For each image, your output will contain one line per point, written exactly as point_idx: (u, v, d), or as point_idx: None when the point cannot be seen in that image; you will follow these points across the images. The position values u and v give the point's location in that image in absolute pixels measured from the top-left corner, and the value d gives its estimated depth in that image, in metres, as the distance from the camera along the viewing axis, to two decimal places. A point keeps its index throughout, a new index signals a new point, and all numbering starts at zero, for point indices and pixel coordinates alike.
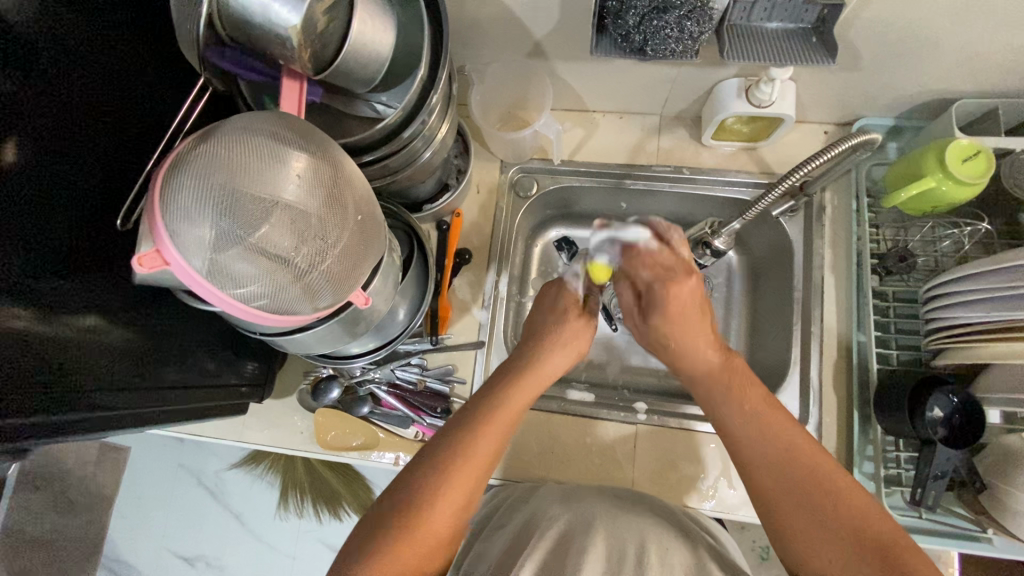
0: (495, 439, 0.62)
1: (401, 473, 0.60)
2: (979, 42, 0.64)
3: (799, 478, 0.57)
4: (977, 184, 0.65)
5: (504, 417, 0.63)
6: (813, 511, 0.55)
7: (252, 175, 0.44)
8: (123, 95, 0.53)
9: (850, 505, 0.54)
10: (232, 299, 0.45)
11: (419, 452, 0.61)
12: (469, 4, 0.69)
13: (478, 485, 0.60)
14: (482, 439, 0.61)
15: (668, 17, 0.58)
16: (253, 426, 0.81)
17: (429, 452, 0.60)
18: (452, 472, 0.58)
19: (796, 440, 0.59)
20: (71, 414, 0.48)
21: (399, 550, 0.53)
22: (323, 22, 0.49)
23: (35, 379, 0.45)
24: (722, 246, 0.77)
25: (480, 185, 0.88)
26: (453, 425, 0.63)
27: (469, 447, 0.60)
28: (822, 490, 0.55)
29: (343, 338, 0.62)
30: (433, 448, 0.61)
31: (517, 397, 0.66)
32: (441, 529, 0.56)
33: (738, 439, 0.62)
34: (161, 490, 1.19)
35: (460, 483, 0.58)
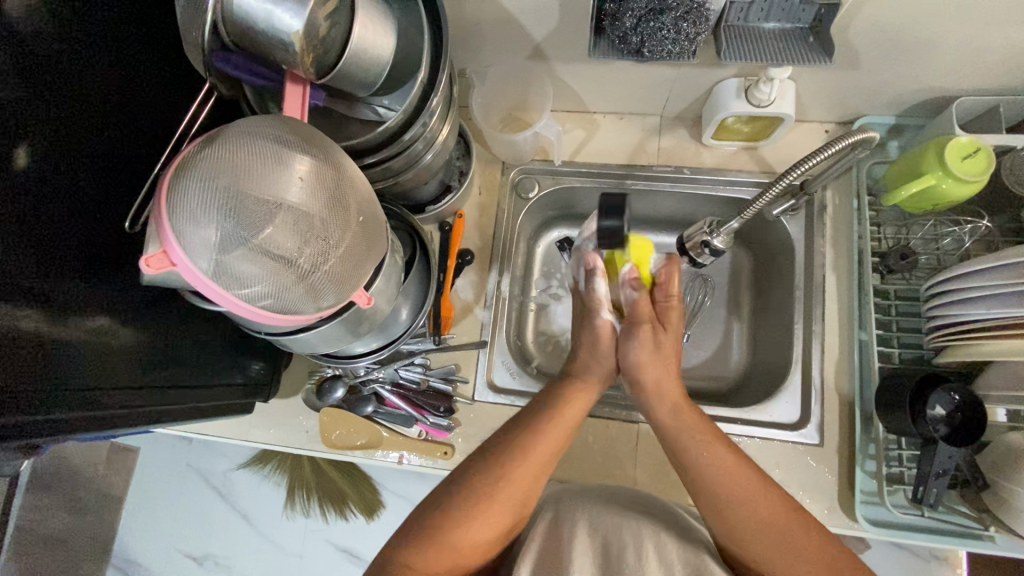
0: (552, 444, 0.64)
1: (456, 470, 0.63)
2: (979, 39, 0.64)
3: (768, 523, 0.58)
4: (979, 182, 0.65)
5: (561, 426, 0.66)
6: (781, 553, 0.57)
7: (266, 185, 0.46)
8: (128, 100, 0.54)
9: (813, 555, 0.56)
10: (237, 300, 0.46)
11: (474, 452, 0.64)
12: (469, 8, 0.70)
13: (530, 490, 0.62)
14: (542, 441, 0.64)
15: (664, 18, 0.59)
16: (259, 426, 0.82)
17: (486, 449, 0.63)
18: (509, 470, 0.61)
19: (767, 489, 0.60)
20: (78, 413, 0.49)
21: (450, 543, 0.57)
22: (325, 27, 0.50)
23: (41, 378, 0.46)
24: (720, 244, 0.76)
25: (482, 187, 0.89)
26: (513, 430, 0.65)
27: (526, 449, 0.62)
28: (787, 542, 0.57)
29: (347, 337, 0.63)
30: (489, 445, 0.64)
31: (574, 403, 0.68)
32: (496, 523, 0.59)
33: (714, 496, 0.61)
34: (169, 490, 1.21)
35: (516, 480, 0.61)
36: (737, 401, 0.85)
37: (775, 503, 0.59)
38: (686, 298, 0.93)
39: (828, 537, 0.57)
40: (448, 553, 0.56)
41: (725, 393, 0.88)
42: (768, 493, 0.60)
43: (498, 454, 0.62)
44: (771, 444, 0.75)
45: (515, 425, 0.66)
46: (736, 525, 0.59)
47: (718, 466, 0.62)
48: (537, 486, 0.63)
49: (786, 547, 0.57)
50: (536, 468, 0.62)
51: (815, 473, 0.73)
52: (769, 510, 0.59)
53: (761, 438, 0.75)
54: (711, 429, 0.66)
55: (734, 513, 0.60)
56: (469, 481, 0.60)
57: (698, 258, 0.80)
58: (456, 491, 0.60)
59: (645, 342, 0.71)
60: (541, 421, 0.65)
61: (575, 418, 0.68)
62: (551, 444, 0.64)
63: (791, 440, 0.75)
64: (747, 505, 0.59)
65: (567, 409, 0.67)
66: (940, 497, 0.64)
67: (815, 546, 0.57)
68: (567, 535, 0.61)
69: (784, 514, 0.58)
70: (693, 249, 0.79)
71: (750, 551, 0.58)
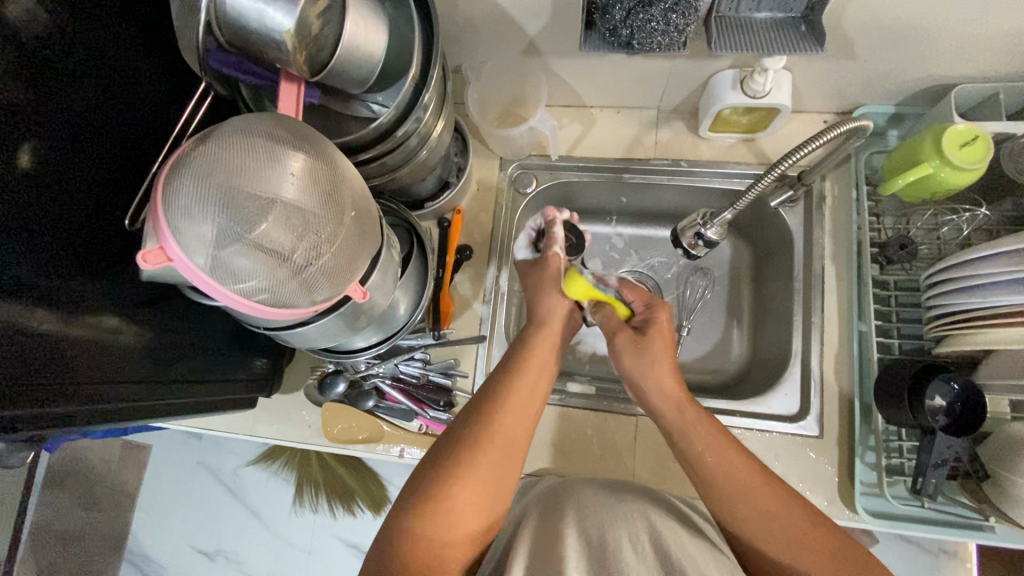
0: (528, 391, 0.67)
1: (440, 440, 0.63)
2: (976, 24, 0.63)
3: (766, 509, 0.59)
4: (977, 170, 0.64)
5: (535, 370, 0.69)
6: (781, 542, 0.57)
7: (268, 156, 0.47)
8: (128, 101, 0.56)
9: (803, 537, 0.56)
10: (232, 294, 0.47)
11: (459, 415, 0.65)
12: (462, 5, 0.70)
13: (516, 448, 0.63)
14: (522, 387, 0.66)
15: (653, 10, 0.57)
16: (264, 421, 0.83)
17: (471, 409, 0.65)
18: (494, 420, 0.63)
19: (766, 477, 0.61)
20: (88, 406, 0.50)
21: (445, 522, 0.56)
22: (317, 25, 0.51)
23: (50, 371, 0.47)
24: (713, 236, 0.76)
25: (480, 182, 0.90)
26: (490, 385, 0.67)
27: (507, 399, 0.65)
28: (784, 528, 0.57)
29: (344, 332, 0.64)
30: (473, 406, 0.65)
31: (544, 347, 0.72)
32: (491, 484, 0.60)
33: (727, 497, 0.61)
34: (180, 488, 1.23)
35: (500, 433, 0.62)
36: (738, 394, 0.85)
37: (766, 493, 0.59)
38: (687, 292, 0.93)
39: (827, 530, 0.57)
40: (442, 526, 0.56)
41: (726, 386, 0.88)
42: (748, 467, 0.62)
43: (483, 411, 0.64)
44: (770, 436, 0.74)
45: (493, 383, 0.67)
46: (749, 520, 0.59)
47: (734, 471, 0.62)
48: (521, 437, 0.64)
49: (780, 533, 0.57)
50: (519, 415, 0.65)
51: (815, 465, 0.73)
52: (752, 481, 0.61)
53: (761, 430, 0.75)
54: (695, 409, 0.68)
55: (734, 500, 0.60)
56: (460, 443, 0.61)
57: (692, 249, 0.81)
58: (446, 457, 0.60)
59: (625, 349, 0.75)
60: (516, 371, 0.68)
61: (548, 365, 0.71)
62: (526, 391, 0.66)
63: (791, 432, 0.75)
64: (727, 472, 0.62)
65: (534, 358, 0.70)
66: (939, 488, 0.64)
67: (807, 535, 0.56)
68: (560, 526, 0.61)
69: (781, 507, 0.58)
70: (687, 240, 0.79)
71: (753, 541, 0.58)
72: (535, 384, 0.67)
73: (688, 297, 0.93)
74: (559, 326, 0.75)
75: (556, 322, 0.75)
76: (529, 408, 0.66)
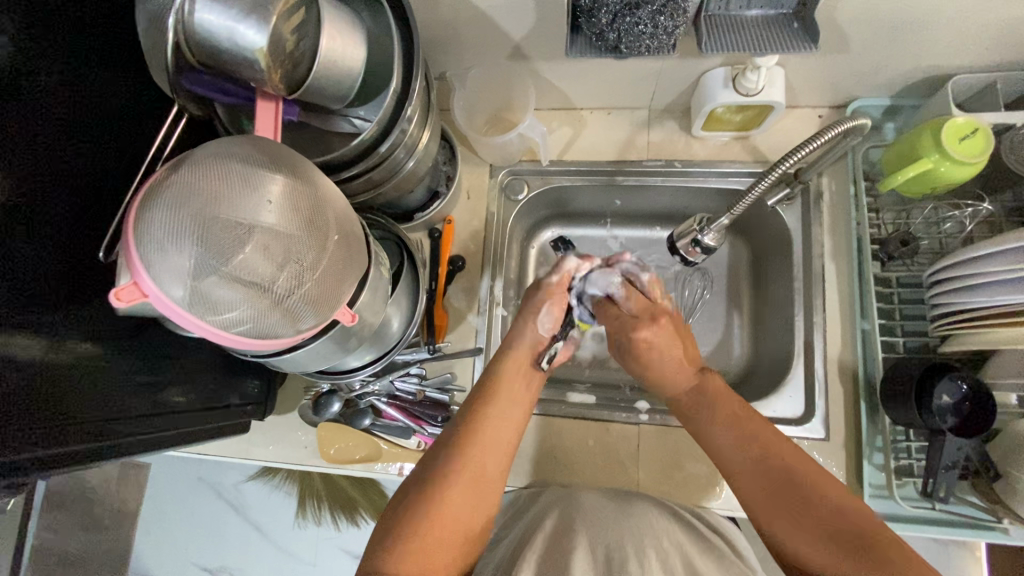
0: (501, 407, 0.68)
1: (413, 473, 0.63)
2: (973, 11, 0.61)
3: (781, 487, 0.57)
4: (978, 164, 0.62)
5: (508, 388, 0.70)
6: (802, 523, 0.55)
7: (246, 179, 0.45)
8: (98, 126, 0.53)
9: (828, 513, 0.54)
10: (213, 327, 0.45)
11: (427, 453, 0.64)
12: (444, 11, 0.68)
13: (495, 461, 0.64)
14: (487, 416, 0.66)
15: (641, 12, 0.54)
16: (258, 443, 0.81)
17: (440, 441, 0.65)
18: (460, 451, 0.62)
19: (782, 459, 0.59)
20: (84, 444, 0.48)
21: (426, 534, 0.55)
22: (292, 40, 0.50)
23: (39, 411, 0.45)
24: (712, 242, 0.75)
25: (470, 190, 0.88)
26: (457, 419, 0.67)
27: (481, 418, 0.66)
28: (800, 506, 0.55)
29: (335, 354, 0.62)
30: (443, 438, 0.65)
31: (512, 375, 0.71)
32: (466, 508, 0.59)
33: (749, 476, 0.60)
34: (180, 505, 1.21)
35: (473, 450, 0.63)
36: (741, 395, 0.83)
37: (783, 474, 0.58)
38: (685, 293, 0.91)
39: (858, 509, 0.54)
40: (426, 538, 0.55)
41: (729, 387, 0.86)
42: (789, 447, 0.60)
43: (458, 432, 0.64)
44: None
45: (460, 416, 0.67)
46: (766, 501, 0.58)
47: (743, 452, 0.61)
48: (499, 456, 0.65)
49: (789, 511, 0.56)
50: (490, 439, 0.65)
51: (822, 468, 0.72)
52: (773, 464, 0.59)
53: None
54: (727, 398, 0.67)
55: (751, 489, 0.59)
56: (428, 474, 0.61)
57: (689, 256, 0.79)
58: (414, 493, 0.59)
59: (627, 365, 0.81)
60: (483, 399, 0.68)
61: (518, 394, 0.70)
62: (500, 408, 0.67)
63: (797, 436, 0.73)
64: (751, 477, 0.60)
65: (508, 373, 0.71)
66: (951, 490, 0.62)
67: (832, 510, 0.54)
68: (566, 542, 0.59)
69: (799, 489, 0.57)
70: (685, 248, 0.77)
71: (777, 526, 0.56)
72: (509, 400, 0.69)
73: (687, 299, 0.91)
74: (525, 355, 0.73)
75: (519, 354, 0.72)
76: (505, 424, 0.67)
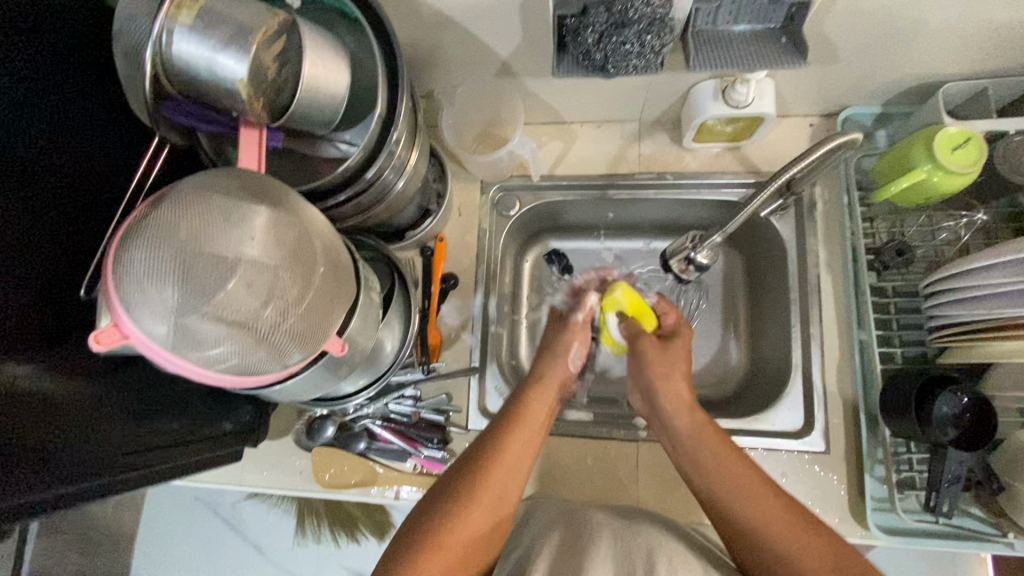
0: (524, 433, 0.66)
1: (434, 489, 0.62)
2: (962, 19, 0.61)
3: (769, 517, 0.56)
4: (971, 173, 0.61)
5: (533, 413, 0.68)
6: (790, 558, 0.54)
7: (228, 214, 0.44)
8: (79, 161, 0.53)
9: (816, 550, 0.54)
10: (195, 367, 0.44)
11: (446, 475, 0.63)
12: (430, 32, 0.68)
13: (513, 487, 0.62)
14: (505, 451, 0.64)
15: (627, 33, 0.53)
16: (252, 469, 0.80)
17: (464, 461, 0.64)
18: (474, 489, 0.60)
19: (763, 492, 0.58)
20: (70, 486, 0.47)
21: (439, 557, 0.55)
22: (274, 68, 0.49)
23: (30, 453, 0.45)
24: (704, 259, 0.73)
25: (461, 207, 0.87)
26: (481, 439, 0.66)
27: (505, 441, 0.64)
28: (788, 539, 0.55)
29: (327, 382, 0.61)
30: (468, 457, 0.64)
31: (538, 400, 0.70)
32: (482, 532, 0.58)
33: (728, 505, 0.59)
34: (177, 526, 1.17)
35: (497, 475, 0.62)
36: (740, 408, 0.83)
37: (770, 507, 0.57)
38: (680, 304, 0.90)
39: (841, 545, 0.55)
40: (438, 564, 0.55)
41: (727, 399, 0.85)
42: (747, 469, 0.60)
43: (484, 455, 0.63)
44: (775, 455, 0.72)
45: (476, 449, 0.64)
46: (753, 529, 0.56)
47: (725, 474, 0.60)
48: (518, 479, 0.63)
49: (775, 541, 0.55)
50: (514, 463, 0.63)
51: (824, 481, 0.71)
52: (756, 495, 0.58)
53: (766, 450, 0.73)
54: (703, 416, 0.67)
55: (732, 512, 0.58)
56: (451, 494, 0.60)
57: (682, 273, 0.77)
58: (424, 529, 0.57)
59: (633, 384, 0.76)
60: (512, 420, 0.67)
61: (542, 419, 0.69)
62: (528, 430, 0.66)
63: (797, 450, 0.72)
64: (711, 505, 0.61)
65: (535, 397, 0.70)
66: (955, 504, 0.62)
67: (816, 548, 0.54)
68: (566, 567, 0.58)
69: (783, 523, 0.56)
70: (676, 264, 0.76)
71: (764, 553, 0.55)
72: (535, 425, 0.67)
73: (683, 310, 0.91)
74: (559, 376, 0.74)
75: (552, 379, 0.72)
76: (529, 450, 0.65)
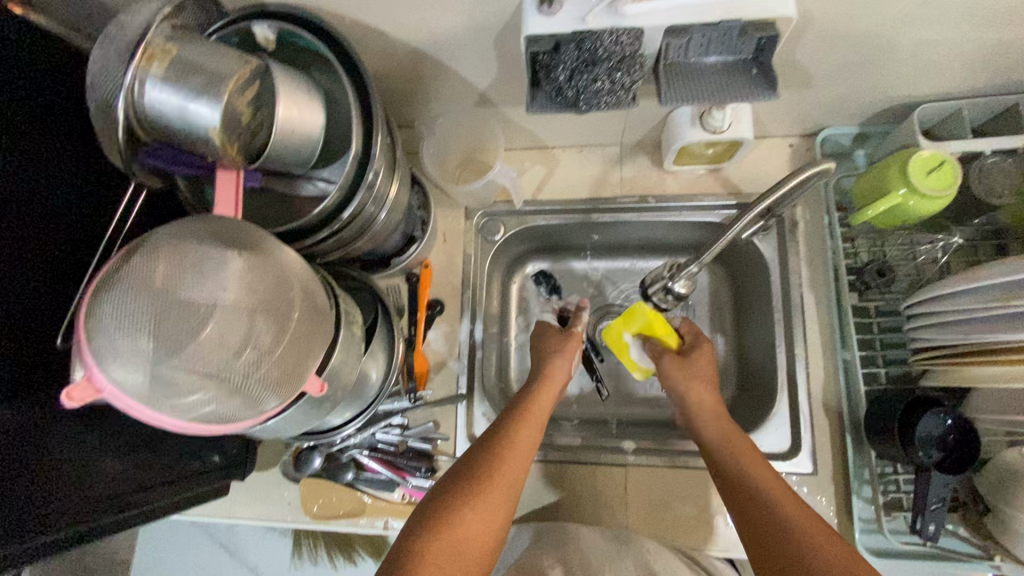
0: (532, 430, 0.66)
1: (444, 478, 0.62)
2: (930, 44, 0.61)
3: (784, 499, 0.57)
4: (946, 196, 0.62)
5: (538, 412, 0.69)
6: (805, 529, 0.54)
7: (200, 265, 0.45)
8: (54, 207, 0.53)
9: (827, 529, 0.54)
10: (169, 419, 0.44)
11: (457, 464, 0.63)
12: (408, 66, 0.68)
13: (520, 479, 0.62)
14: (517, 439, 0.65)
15: (597, 70, 0.53)
16: (241, 502, 0.79)
17: (475, 449, 0.64)
18: (489, 472, 0.60)
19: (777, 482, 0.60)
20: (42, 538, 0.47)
21: (451, 534, 0.54)
22: (248, 113, 0.49)
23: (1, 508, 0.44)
24: (682, 289, 0.74)
25: (446, 233, 0.87)
26: (491, 430, 0.66)
27: (513, 431, 0.65)
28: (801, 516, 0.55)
29: (310, 419, 0.61)
30: (479, 445, 0.64)
31: (544, 399, 0.71)
32: (492, 513, 0.57)
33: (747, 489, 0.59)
34: (170, 554, 1.08)
35: (508, 458, 0.62)
36: None
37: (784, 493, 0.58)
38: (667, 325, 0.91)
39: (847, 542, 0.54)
40: (450, 540, 0.54)
41: None
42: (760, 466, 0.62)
43: (492, 441, 0.64)
44: None
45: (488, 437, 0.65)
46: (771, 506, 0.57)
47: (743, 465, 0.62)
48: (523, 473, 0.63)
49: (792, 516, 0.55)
50: (522, 452, 0.64)
51: (812, 503, 0.71)
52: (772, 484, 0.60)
53: None
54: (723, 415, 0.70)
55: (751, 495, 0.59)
56: (462, 476, 0.60)
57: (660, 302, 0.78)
58: (435, 508, 0.57)
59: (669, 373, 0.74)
60: (521, 413, 0.68)
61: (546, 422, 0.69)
62: (534, 429, 0.67)
63: (785, 472, 0.72)
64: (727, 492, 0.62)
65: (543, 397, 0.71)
66: (940, 529, 0.61)
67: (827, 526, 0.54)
68: None
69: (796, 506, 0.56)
70: (655, 294, 0.76)
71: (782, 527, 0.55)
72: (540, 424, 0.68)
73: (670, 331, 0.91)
74: (563, 375, 0.76)
75: (558, 375, 0.75)
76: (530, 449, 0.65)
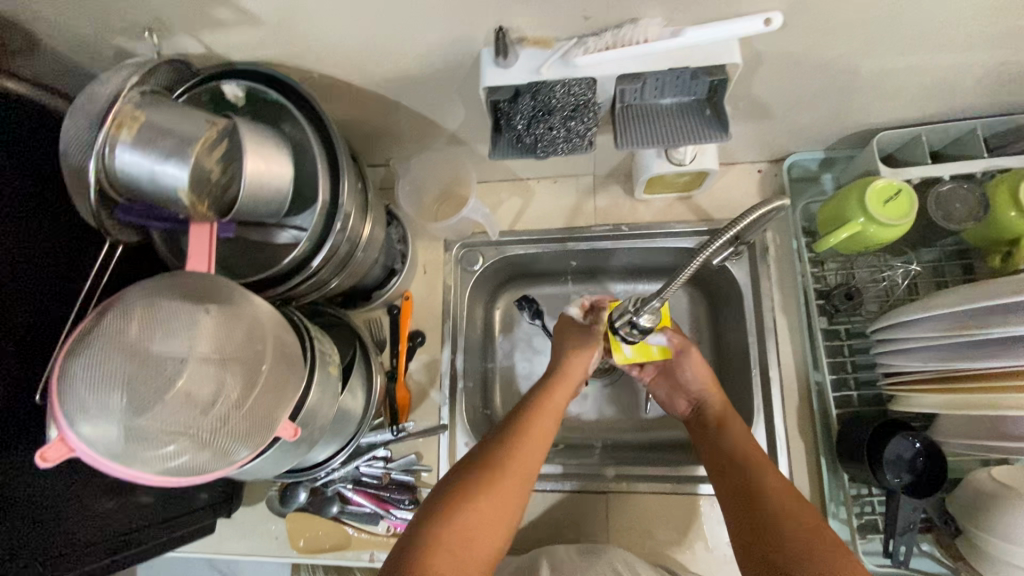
0: (547, 424, 0.68)
1: (456, 469, 0.64)
2: (878, 78, 0.63)
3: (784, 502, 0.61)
4: (902, 224, 0.63)
5: (553, 405, 0.70)
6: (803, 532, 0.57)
7: (169, 323, 0.47)
8: (35, 265, 0.55)
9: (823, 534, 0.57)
10: (142, 473, 0.44)
11: (469, 455, 0.66)
12: (377, 110, 0.70)
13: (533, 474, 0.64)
14: (527, 435, 0.66)
15: (552, 120, 0.56)
16: (229, 537, 0.80)
17: (489, 441, 0.66)
18: (503, 464, 0.63)
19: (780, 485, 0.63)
20: None
21: (464, 524, 0.57)
22: (218, 171, 0.51)
23: None
24: (648, 323, 0.68)
25: (426, 265, 0.89)
26: (505, 423, 0.68)
27: (527, 424, 0.67)
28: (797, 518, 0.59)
29: (290, 458, 0.62)
30: (495, 437, 0.67)
31: (560, 391, 0.73)
32: (505, 505, 0.60)
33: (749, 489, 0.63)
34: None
35: (523, 451, 0.65)
36: None
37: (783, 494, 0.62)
38: None
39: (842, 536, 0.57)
40: (462, 531, 0.57)
41: None
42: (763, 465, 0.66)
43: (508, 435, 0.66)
44: None
45: (498, 433, 0.67)
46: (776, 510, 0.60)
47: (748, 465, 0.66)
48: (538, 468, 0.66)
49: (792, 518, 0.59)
50: (535, 449, 0.66)
51: None
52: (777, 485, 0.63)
53: None
54: (736, 422, 0.73)
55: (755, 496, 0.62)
56: (476, 467, 0.63)
57: (626, 336, 0.72)
58: (448, 497, 0.60)
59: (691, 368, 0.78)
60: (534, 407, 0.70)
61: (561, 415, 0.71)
62: (549, 424, 0.69)
63: None
64: (727, 495, 0.65)
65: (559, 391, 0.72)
66: (911, 551, 0.62)
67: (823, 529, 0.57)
68: None
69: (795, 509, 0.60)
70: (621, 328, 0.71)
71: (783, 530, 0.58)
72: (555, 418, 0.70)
73: None
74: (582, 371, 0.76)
75: (575, 369, 0.76)
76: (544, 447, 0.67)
